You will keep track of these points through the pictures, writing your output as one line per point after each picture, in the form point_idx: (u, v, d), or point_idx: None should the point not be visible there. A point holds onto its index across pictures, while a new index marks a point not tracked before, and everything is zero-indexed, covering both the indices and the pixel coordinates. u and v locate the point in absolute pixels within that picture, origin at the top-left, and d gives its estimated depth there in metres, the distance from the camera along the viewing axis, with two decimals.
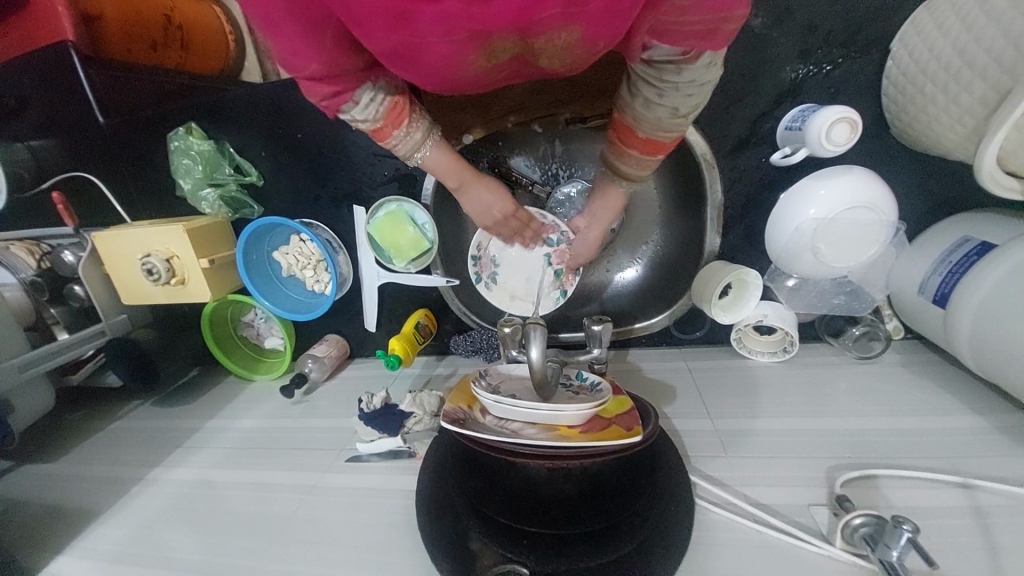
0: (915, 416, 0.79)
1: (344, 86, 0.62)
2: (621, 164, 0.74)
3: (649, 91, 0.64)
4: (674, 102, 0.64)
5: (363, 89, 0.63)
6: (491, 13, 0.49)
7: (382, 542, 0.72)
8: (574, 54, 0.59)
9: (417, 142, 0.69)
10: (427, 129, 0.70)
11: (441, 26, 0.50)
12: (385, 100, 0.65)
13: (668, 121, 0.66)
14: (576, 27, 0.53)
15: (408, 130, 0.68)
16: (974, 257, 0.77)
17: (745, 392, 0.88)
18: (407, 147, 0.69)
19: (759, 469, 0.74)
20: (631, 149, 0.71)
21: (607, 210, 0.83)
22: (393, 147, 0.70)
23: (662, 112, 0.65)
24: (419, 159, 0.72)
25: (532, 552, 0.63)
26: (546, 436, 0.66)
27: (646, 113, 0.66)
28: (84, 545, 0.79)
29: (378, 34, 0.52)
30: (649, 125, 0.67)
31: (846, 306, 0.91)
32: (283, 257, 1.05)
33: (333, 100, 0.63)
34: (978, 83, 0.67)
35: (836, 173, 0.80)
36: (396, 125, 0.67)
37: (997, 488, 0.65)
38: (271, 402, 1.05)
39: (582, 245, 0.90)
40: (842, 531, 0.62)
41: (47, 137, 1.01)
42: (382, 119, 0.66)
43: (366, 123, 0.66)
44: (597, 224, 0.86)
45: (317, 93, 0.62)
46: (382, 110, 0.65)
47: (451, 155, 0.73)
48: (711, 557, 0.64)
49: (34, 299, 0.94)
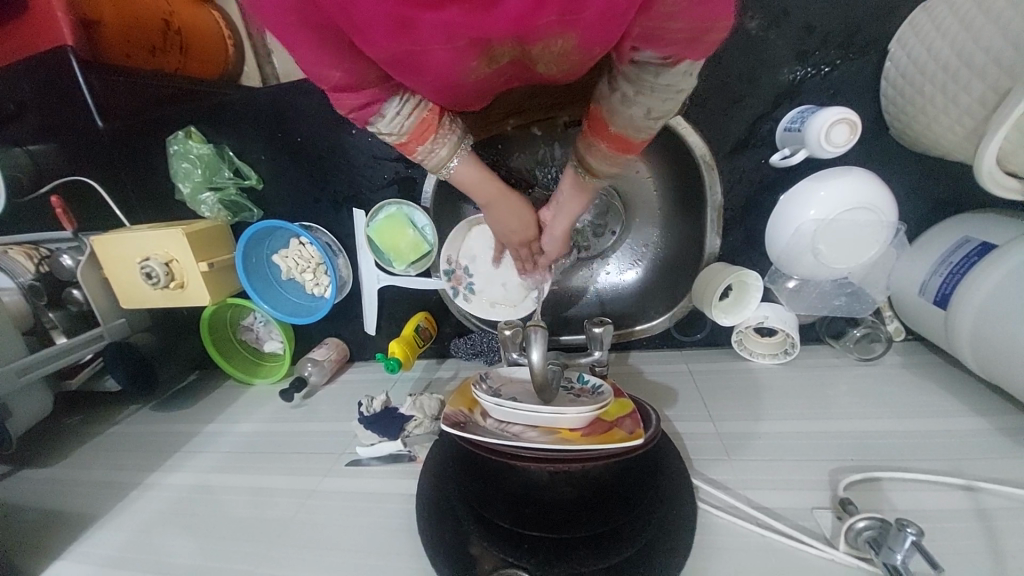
0: (917, 417, 0.79)
1: (372, 98, 0.61)
2: (590, 159, 0.71)
3: (626, 88, 0.62)
4: (649, 102, 0.62)
5: (391, 101, 0.62)
6: (489, 20, 0.49)
7: (383, 546, 0.71)
8: (569, 60, 0.59)
9: (444, 155, 0.69)
10: (456, 144, 0.69)
11: (442, 34, 0.51)
12: (412, 113, 0.64)
13: (641, 120, 0.64)
14: (573, 34, 0.54)
15: (435, 144, 0.68)
16: (975, 258, 0.77)
17: (746, 394, 0.88)
18: (435, 161, 0.69)
19: (762, 472, 0.74)
20: (601, 143, 0.69)
21: (572, 206, 0.78)
22: (421, 160, 0.70)
23: (636, 110, 0.63)
24: (446, 172, 0.72)
25: (532, 556, 0.62)
26: (547, 439, 0.66)
27: (621, 109, 0.64)
28: (81, 551, 0.78)
29: (380, 43, 0.52)
30: (622, 122, 0.65)
31: (846, 307, 0.90)
32: (283, 260, 1.04)
33: (362, 111, 0.63)
34: (977, 84, 0.67)
35: (836, 174, 0.80)
36: (423, 140, 0.66)
37: (1001, 490, 0.65)
38: (271, 406, 1.05)
39: (553, 243, 0.83)
40: (846, 535, 0.62)
41: (48, 142, 0.99)
42: (408, 133, 0.65)
43: (393, 136, 0.65)
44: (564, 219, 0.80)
45: (344, 103, 0.62)
46: (409, 125, 0.64)
47: (477, 170, 0.73)
48: (714, 560, 0.63)
49: (33, 303, 0.94)
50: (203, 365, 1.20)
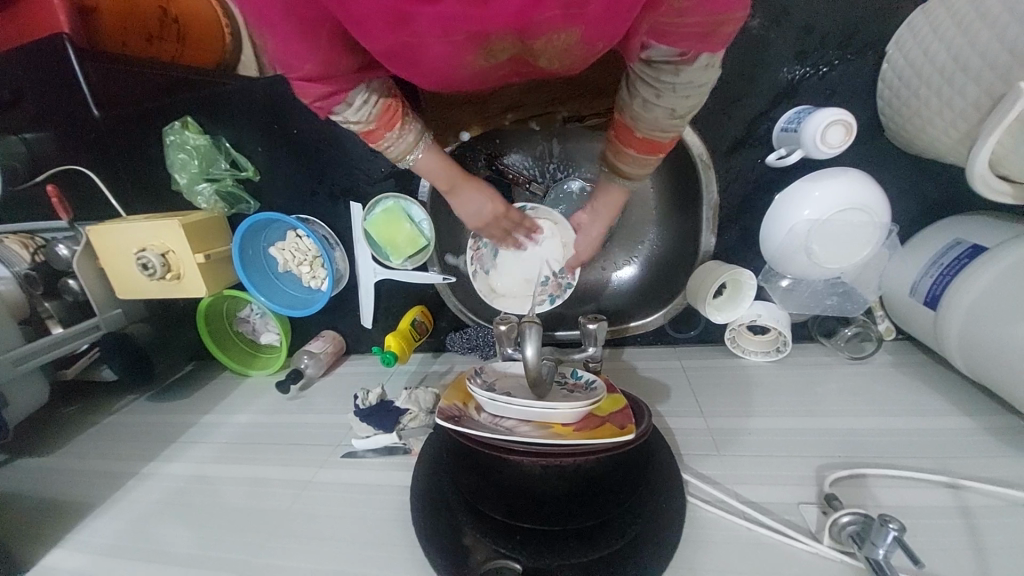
0: (906, 416, 0.80)
1: (335, 87, 0.61)
2: (619, 163, 0.74)
3: (646, 91, 0.64)
4: (671, 104, 0.64)
5: (357, 90, 0.63)
6: (488, 13, 0.49)
7: (378, 536, 0.72)
8: (571, 55, 0.59)
9: (411, 142, 0.70)
10: (420, 133, 0.71)
11: (439, 28, 0.50)
12: (378, 101, 0.65)
13: (665, 121, 0.66)
14: (575, 29, 0.54)
15: (400, 132, 0.69)
16: (965, 260, 0.78)
17: (738, 391, 0.89)
18: (400, 149, 0.70)
19: (751, 467, 0.75)
20: (628, 149, 0.72)
21: (608, 207, 0.83)
22: (385, 149, 0.70)
23: (659, 113, 0.65)
24: (410, 161, 0.72)
25: (524, 547, 0.63)
26: (541, 434, 0.67)
27: (643, 113, 0.66)
28: (78, 539, 0.79)
29: (376, 35, 0.52)
30: (648, 125, 0.67)
31: (838, 306, 0.91)
32: (280, 252, 1.04)
33: (326, 101, 0.63)
34: (972, 88, 0.68)
35: (829, 175, 0.81)
36: (389, 128, 0.68)
37: (984, 488, 0.66)
38: (266, 398, 1.05)
39: (584, 243, 0.89)
40: (830, 529, 0.63)
41: (42, 129, 0.99)
42: (375, 121, 0.66)
43: (359, 124, 0.66)
44: (599, 220, 0.86)
45: (310, 92, 0.62)
46: (376, 112, 0.66)
47: (444, 158, 0.74)
48: (701, 554, 0.65)
49: (28, 293, 0.94)
50: (200, 356, 1.20)
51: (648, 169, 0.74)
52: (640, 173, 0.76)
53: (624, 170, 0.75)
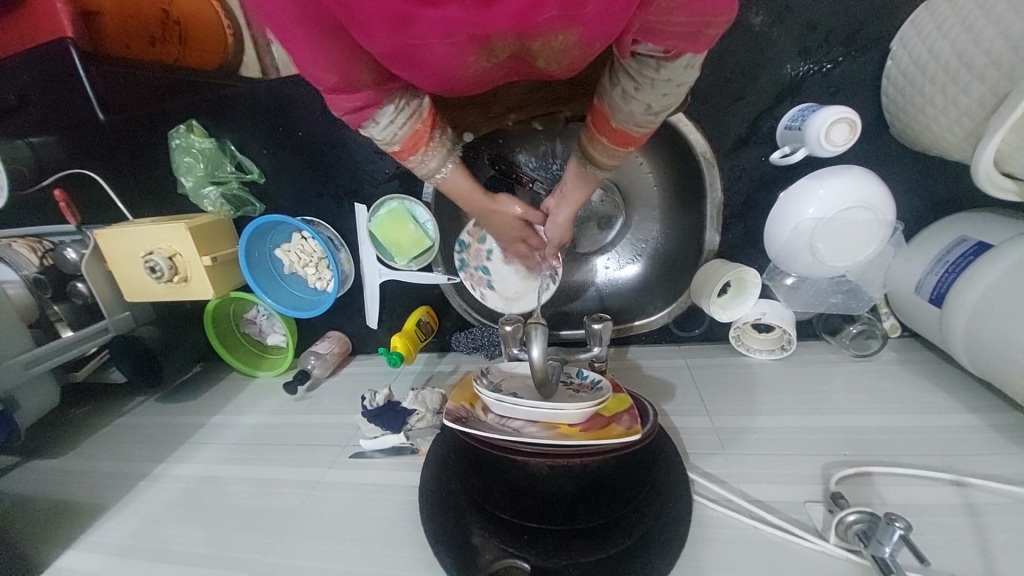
0: (912, 413, 0.80)
1: (367, 100, 0.61)
2: (593, 152, 0.72)
3: (627, 83, 0.62)
4: (648, 98, 0.62)
5: (385, 111, 0.63)
6: (489, 17, 0.49)
7: (387, 535, 0.73)
8: (569, 55, 0.59)
9: (434, 166, 0.71)
10: (444, 157, 0.71)
11: (442, 29, 0.50)
12: (405, 125, 0.65)
13: (641, 116, 0.65)
14: (574, 30, 0.54)
15: (425, 155, 0.70)
16: (971, 257, 0.78)
17: (744, 389, 0.89)
18: (424, 169, 0.72)
19: (757, 466, 0.75)
20: (601, 138, 0.69)
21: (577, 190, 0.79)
22: (411, 167, 0.72)
23: (636, 107, 0.63)
24: (435, 179, 0.74)
25: (533, 546, 0.64)
26: (547, 435, 0.67)
27: (621, 105, 0.64)
28: (92, 540, 0.80)
29: (380, 37, 0.52)
30: (623, 117, 0.65)
31: (843, 305, 0.91)
32: (285, 254, 1.05)
33: (357, 114, 0.63)
34: (976, 86, 0.68)
35: (835, 172, 0.80)
36: (414, 150, 0.68)
37: (990, 486, 0.66)
38: (274, 398, 1.06)
39: (554, 229, 0.84)
40: (837, 529, 0.64)
41: (48, 133, 1.00)
42: (401, 142, 0.67)
43: (385, 143, 0.67)
44: (568, 205, 0.81)
45: (340, 105, 0.62)
46: (402, 134, 0.66)
47: (463, 179, 0.76)
48: (708, 551, 0.65)
49: (39, 295, 0.96)
50: (208, 357, 1.21)
51: (617, 161, 0.73)
52: (616, 162, 0.73)
53: (595, 159, 0.73)
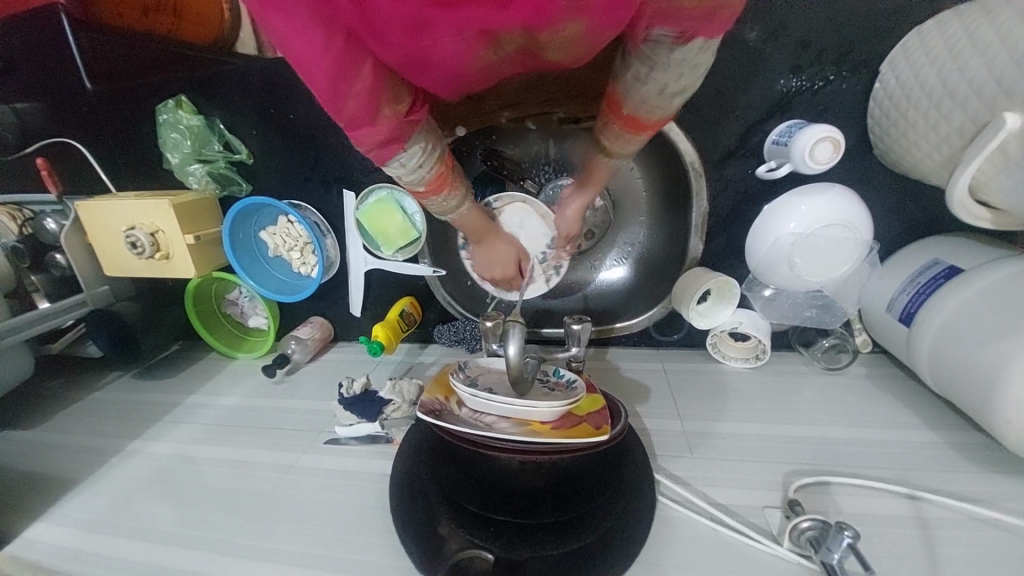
0: (876, 427, 0.83)
1: (393, 134, 0.60)
2: (608, 139, 0.73)
3: (640, 65, 0.62)
4: (664, 78, 0.62)
5: (415, 155, 0.64)
6: (504, 16, 0.49)
7: (356, 522, 0.74)
8: (578, 45, 0.58)
9: (454, 204, 0.74)
10: (462, 198, 0.74)
11: (455, 28, 0.50)
12: (431, 167, 0.66)
13: (654, 98, 0.65)
14: (583, 19, 0.52)
15: (445, 196, 0.72)
16: (942, 280, 0.80)
17: (716, 396, 0.91)
18: (442, 208, 0.74)
19: (721, 470, 0.77)
20: (615, 122, 0.70)
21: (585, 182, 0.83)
22: (430, 205, 0.73)
23: (650, 87, 0.63)
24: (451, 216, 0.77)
25: (498, 538, 0.65)
26: (518, 430, 0.68)
27: (634, 88, 0.65)
28: (60, 513, 0.80)
29: (395, 44, 0.52)
30: (636, 99, 0.66)
31: (816, 319, 0.94)
32: (270, 237, 1.05)
33: (382, 148, 0.61)
34: (958, 113, 0.69)
35: (818, 189, 0.82)
36: (437, 190, 0.70)
37: (943, 501, 0.69)
38: (252, 380, 1.06)
39: (562, 224, 0.89)
40: (790, 533, 0.65)
41: (33, 101, 0.99)
42: (426, 182, 0.68)
43: (409, 182, 0.68)
44: (575, 201, 0.85)
45: (366, 139, 0.60)
46: (427, 175, 0.67)
47: (476, 216, 0.79)
48: (669, 551, 0.67)
49: (15, 265, 0.95)
50: (187, 335, 1.21)
51: (631, 147, 0.73)
52: (629, 150, 0.75)
53: (609, 146, 0.75)
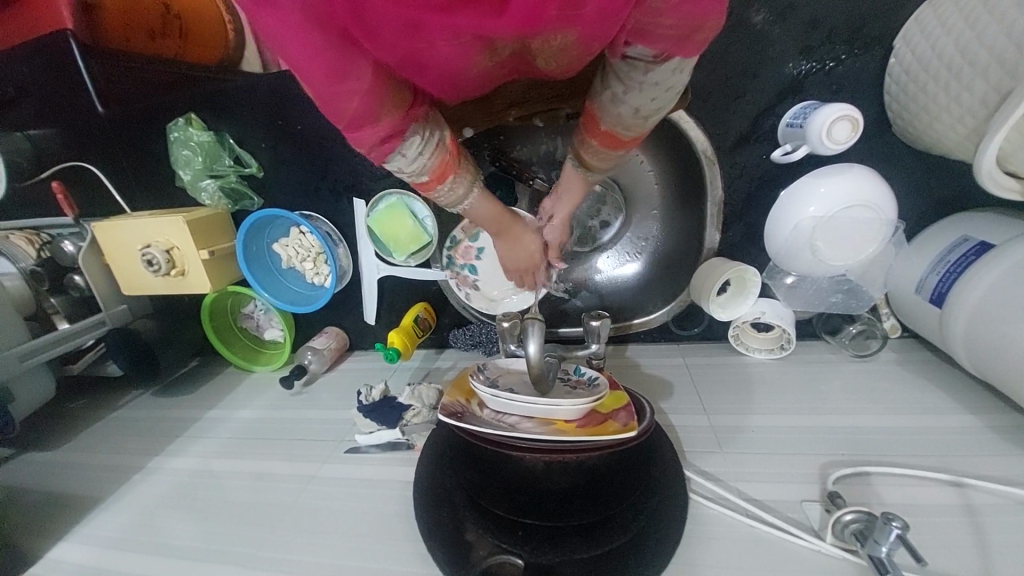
0: (912, 413, 0.80)
1: (393, 130, 0.57)
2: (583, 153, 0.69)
3: (616, 86, 0.60)
4: (636, 102, 0.60)
5: (414, 142, 0.60)
6: (497, 22, 0.48)
7: (381, 531, 0.72)
8: (568, 55, 0.57)
9: (463, 194, 0.68)
10: (472, 182, 0.68)
11: (448, 31, 0.49)
12: (433, 154, 0.62)
13: (629, 120, 0.63)
14: (573, 30, 0.51)
15: (453, 182, 0.66)
16: (972, 257, 0.77)
17: (742, 389, 0.89)
18: (451, 199, 0.68)
19: (755, 465, 0.75)
20: (592, 140, 0.67)
21: (569, 193, 0.76)
22: (437, 197, 0.68)
23: (624, 110, 0.61)
24: (463, 208, 0.71)
25: (527, 542, 0.63)
26: (543, 430, 0.67)
27: (609, 108, 0.62)
28: (86, 532, 0.80)
29: (391, 43, 0.51)
30: (611, 120, 0.63)
31: (842, 304, 0.91)
32: (283, 248, 1.05)
33: (382, 146, 0.59)
34: (980, 84, 0.67)
35: (835, 170, 0.80)
36: (443, 180, 0.65)
37: (990, 487, 0.66)
38: (271, 393, 1.06)
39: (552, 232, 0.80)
40: (833, 527, 0.62)
41: (47, 127, 0.98)
42: (429, 172, 0.63)
43: (411, 175, 0.63)
44: (562, 209, 0.78)
45: (362, 139, 0.58)
46: (430, 164, 0.62)
47: (490, 203, 0.73)
48: (703, 549, 0.65)
49: (34, 289, 0.95)
50: (205, 351, 1.21)
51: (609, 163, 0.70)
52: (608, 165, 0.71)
53: (586, 161, 0.70)
